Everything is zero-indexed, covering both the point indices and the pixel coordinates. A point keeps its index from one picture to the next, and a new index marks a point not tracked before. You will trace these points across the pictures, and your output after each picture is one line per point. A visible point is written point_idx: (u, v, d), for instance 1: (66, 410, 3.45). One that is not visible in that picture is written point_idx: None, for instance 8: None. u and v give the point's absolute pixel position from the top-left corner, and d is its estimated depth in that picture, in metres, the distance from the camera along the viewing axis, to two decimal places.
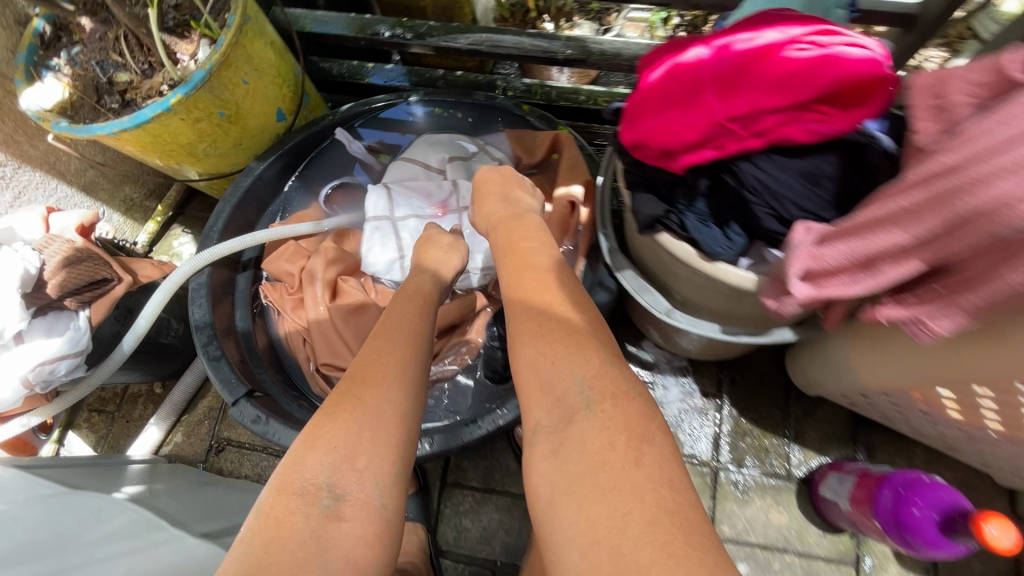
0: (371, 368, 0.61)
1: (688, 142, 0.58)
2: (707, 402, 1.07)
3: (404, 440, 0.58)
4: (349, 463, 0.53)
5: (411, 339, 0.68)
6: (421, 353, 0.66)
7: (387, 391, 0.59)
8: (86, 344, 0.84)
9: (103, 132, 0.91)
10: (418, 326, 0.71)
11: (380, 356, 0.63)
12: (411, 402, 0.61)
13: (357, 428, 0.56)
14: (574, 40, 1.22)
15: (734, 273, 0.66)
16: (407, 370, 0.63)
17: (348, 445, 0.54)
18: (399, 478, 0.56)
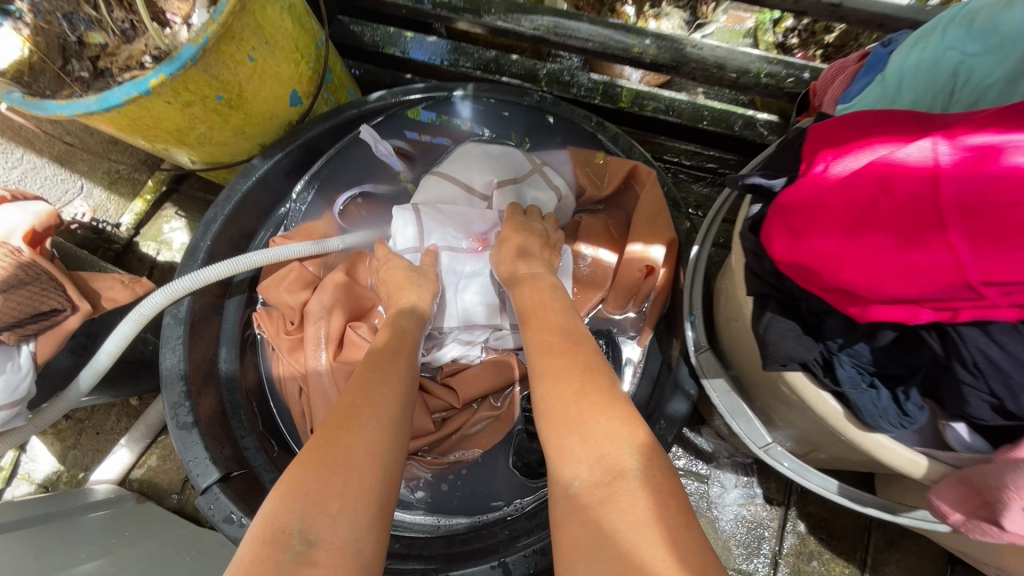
0: (349, 404, 0.51)
1: (903, 293, 0.38)
2: (771, 511, 0.89)
3: (387, 481, 0.47)
4: (317, 508, 0.42)
5: (398, 366, 0.59)
6: (406, 384, 0.58)
7: (367, 425, 0.49)
8: (26, 391, 0.68)
9: (64, 114, 0.70)
10: (403, 354, 0.62)
11: (360, 388, 0.54)
12: (394, 436, 0.51)
13: (330, 466, 0.45)
14: (663, 38, 0.98)
15: (896, 452, 0.48)
16: (391, 403, 0.53)
17: (319, 487, 0.43)
18: (380, 522, 0.45)
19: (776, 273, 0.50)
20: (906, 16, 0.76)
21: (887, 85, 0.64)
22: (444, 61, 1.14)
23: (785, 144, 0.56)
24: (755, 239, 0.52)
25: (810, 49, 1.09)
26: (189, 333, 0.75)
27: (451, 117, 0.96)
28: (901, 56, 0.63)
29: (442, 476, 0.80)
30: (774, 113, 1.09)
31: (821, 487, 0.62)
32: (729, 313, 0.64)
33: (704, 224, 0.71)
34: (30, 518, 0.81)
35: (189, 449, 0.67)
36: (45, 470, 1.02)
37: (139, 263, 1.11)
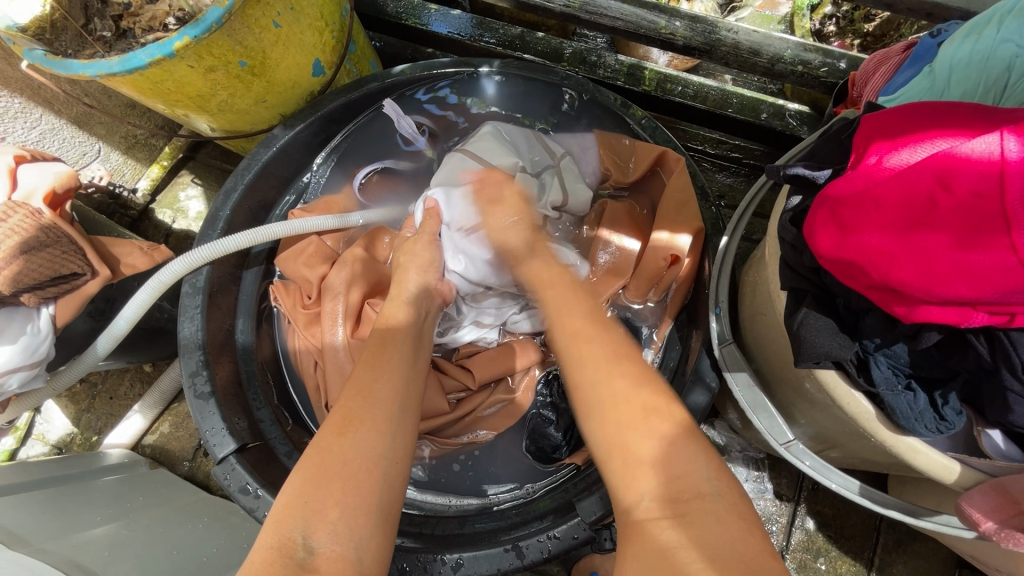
0: (343, 411, 0.53)
1: (955, 294, 0.40)
2: (781, 507, 0.88)
3: (386, 485, 0.49)
4: (317, 517, 0.45)
5: (389, 364, 0.59)
6: (403, 382, 0.58)
7: (361, 430, 0.51)
8: (45, 353, 0.68)
9: (86, 74, 0.68)
10: (394, 347, 0.62)
11: (355, 391, 0.55)
12: (393, 437, 0.53)
13: (328, 476, 0.48)
14: (697, 19, 0.94)
15: (931, 457, 0.48)
16: (388, 404, 0.55)
17: (320, 493, 0.46)
18: (380, 526, 0.47)
19: (815, 268, 0.49)
20: (957, 4, 0.73)
21: (936, 78, 0.59)
22: (467, 35, 1.10)
23: (831, 134, 0.54)
24: (795, 232, 0.51)
25: (847, 38, 1.05)
26: (207, 302, 0.75)
27: (476, 95, 0.94)
28: (952, 46, 0.59)
29: (454, 456, 0.80)
30: (805, 103, 1.06)
31: (842, 486, 0.62)
32: (756, 306, 0.63)
33: (734, 214, 0.70)
34: (49, 477, 0.83)
35: (206, 419, 0.68)
36: (58, 432, 1.03)
37: (154, 230, 1.10)
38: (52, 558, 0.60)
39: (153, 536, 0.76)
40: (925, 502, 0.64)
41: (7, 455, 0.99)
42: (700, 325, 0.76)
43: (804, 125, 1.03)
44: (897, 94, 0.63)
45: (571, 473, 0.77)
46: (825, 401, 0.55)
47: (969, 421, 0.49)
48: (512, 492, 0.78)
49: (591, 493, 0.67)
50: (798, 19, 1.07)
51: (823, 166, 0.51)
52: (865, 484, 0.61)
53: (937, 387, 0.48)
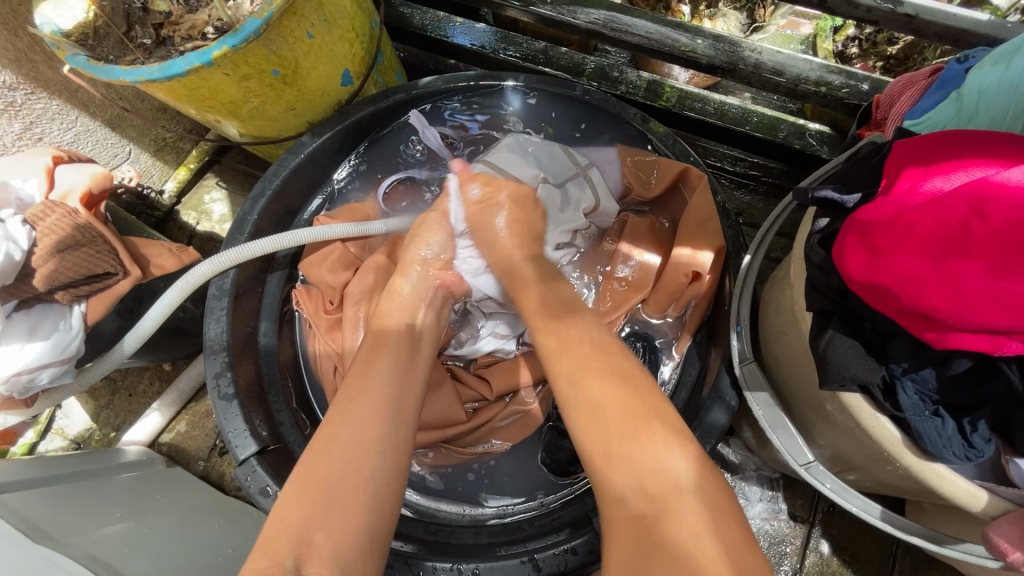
0: (330, 430, 0.55)
1: (986, 320, 0.41)
2: (795, 529, 0.87)
3: (372, 508, 0.51)
4: (305, 540, 0.47)
5: (377, 375, 0.60)
6: (393, 395, 0.59)
7: (346, 450, 0.53)
8: (76, 350, 0.70)
9: (126, 80, 0.70)
10: (381, 357, 0.63)
11: (343, 408, 0.57)
12: (384, 458, 0.54)
13: (314, 497, 0.50)
14: (721, 39, 0.95)
15: (957, 484, 0.47)
16: (377, 421, 0.56)
17: (305, 514, 0.49)
18: (368, 549, 0.50)
19: (841, 290, 0.49)
20: (983, 31, 0.73)
21: (963, 104, 0.59)
22: (490, 48, 1.12)
23: (860, 157, 0.54)
24: (823, 254, 0.51)
25: (869, 60, 1.05)
26: (233, 305, 0.76)
27: (500, 107, 0.96)
28: (981, 72, 0.58)
29: (469, 465, 0.81)
30: (826, 123, 1.06)
31: (862, 510, 0.62)
32: (778, 326, 0.63)
33: (758, 233, 0.70)
34: (69, 472, 0.84)
35: (229, 420, 0.69)
36: (77, 426, 1.05)
37: (179, 231, 1.12)
38: (73, 551, 0.61)
39: (169, 534, 0.77)
40: (945, 529, 0.63)
41: (27, 448, 1.01)
42: (719, 342, 0.76)
43: (824, 145, 1.03)
44: (923, 118, 0.64)
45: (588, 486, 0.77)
46: (848, 423, 0.55)
47: (998, 449, 0.49)
48: (527, 505, 0.79)
49: None
50: (820, 40, 1.09)
51: (852, 190, 0.52)
52: (886, 509, 0.61)
53: (966, 414, 0.48)
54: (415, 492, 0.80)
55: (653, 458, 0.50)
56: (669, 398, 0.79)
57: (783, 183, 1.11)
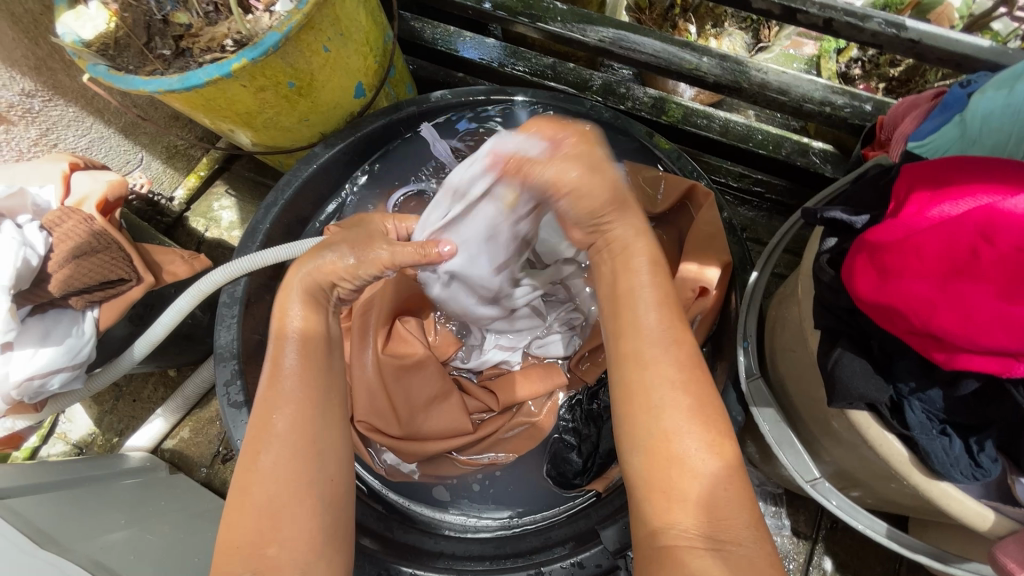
0: (253, 445, 0.52)
1: (996, 343, 0.41)
2: (798, 545, 0.87)
3: (325, 507, 0.51)
4: (261, 557, 0.47)
5: (291, 377, 0.54)
6: (316, 392, 0.54)
7: (278, 458, 0.51)
8: (86, 356, 0.70)
9: (146, 90, 0.72)
10: (287, 352, 0.55)
11: (261, 414, 0.53)
12: (324, 458, 0.52)
13: (257, 516, 0.49)
14: (728, 59, 0.97)
15: (964, 504, 0.48)
16: (306, 423, 0.53)
17: (254, 533, 0.48)
18: (330, 547, 0.50)
19: (850, 309, 0.50)
20: (986, 58, 0.75)
21: (967, 127, 0.60)
22: (496, 62, 1.14)
23: (869, 179, 0.56)
24: (833, 273, 0.52)
25: (872, 81, 1.07)
26: (244, 312, 0.77)
27: (511, 122, 0.97)
28: (984, 97, 0.59)
29: (473, 476, 0.81)
30: (830, 142, 1.07)
31: (868, 527, 0.62)
32: (785, 343, 0.64)
33: (765, 249, 0.72)
34: (73, 477, 0.84)
35: (238, 427, 0.69)
36: (80, 431, 1.05)
37: (188, 237, 1.12)
38: (80, 556, 0.61)
39: (172, 541, 0.77)
40: (948, 547, 0.64)
41: (29, 452, 1.01)
42: (725, 357, 0.77)
43: (827, 163, 1.04)
44: (927, 140, 0.64)
45: (592, 500, 0.77)
46: (855, 441, 0.56)
47: (1003, 469, 0.50)
48: (532, 516, 0.79)
49: (614, 520, 0.68)
50: (824, 61, 1.11)
51: (861, 212, 0.53)
52: (893, 528, 0.62)
53: (973, 433, 0.48)
54: (419, 503, 0.80)
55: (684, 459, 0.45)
56: None
57: (786, 200, 1.12)
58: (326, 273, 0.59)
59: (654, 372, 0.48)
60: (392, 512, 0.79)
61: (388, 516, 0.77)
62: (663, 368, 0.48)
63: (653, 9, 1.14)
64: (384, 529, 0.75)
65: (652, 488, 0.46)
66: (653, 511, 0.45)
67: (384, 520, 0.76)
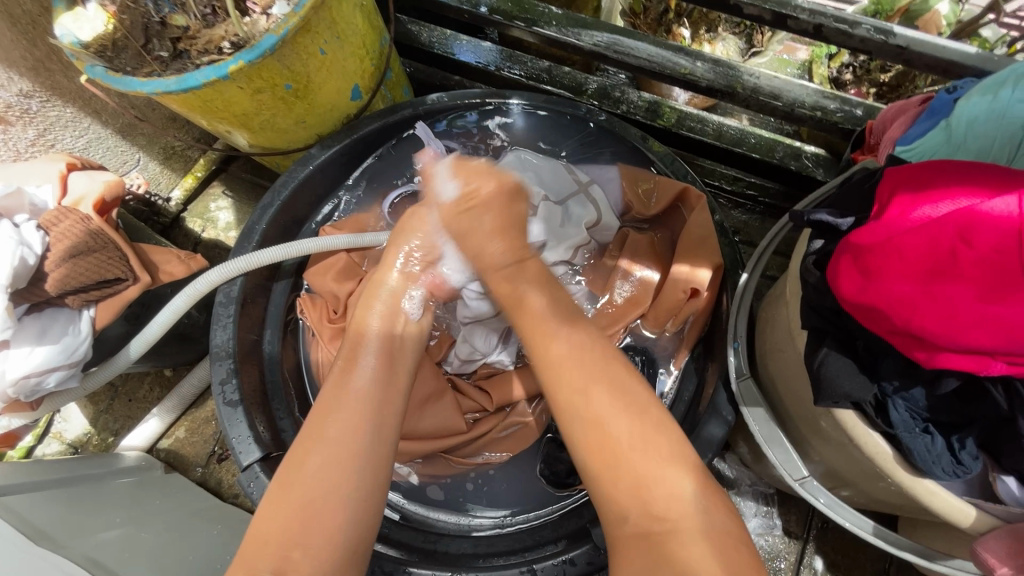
0: (305, 445, 0.56)
1: (973, 342, 0.43)
2: (790, 545, 0.88)
3: (352, 521, 0.52)
4: (283, 557, 0.49)
5: (355, 385, 0.60)
6: (372, 404, 0.59)
7: (322, 459, 0.54)
8: (83, 355, 0.71)
9: (144, 91, 0.72)
10: (363, 359, 0.63)
11: (319, 416, 0.58)
12: (364, 468, 0.55)
13: (291, 511, 0.52)
14: (721, 64, 0.98)
15: (946, 500, 0.49)
16: (356, 430, 0.56)
17: (283, 529, 0.51)
18: (348, 559, 0.51)
19: (835, 310, 0.51)
20: (972, 64, 0.76)
21: (952, 132, 0.61)
22: (492, 65, 1.15)
23: (854, 182, 0.57)
24: (819, 275, 0.53)
25: (863, 87, 1.09)
26: (240, 312, 0.77)
27: (506, 124, 0.98)
28: (969, 102, 0.61)
29: (467, 476, 0.81)
30: (822, 146, 1.08)
31: (855, 526, 0.63)
32: (774, 343, 0.65)
33: (755, 251, 0.72)
34: (69, 476, 0.85)
35: (233, 425, 0.70)
36: (75, 431, 1.05)
37: (184, 238, 1.13)
38: (74, 552, 0.61)
39: (166, 539, 0.77)
40: (935, 545, 0.64)
41: (24, 452, 1.01)
42: (717, 358, 0.78)
43: (819, 167, 1.05)
44: (914, 145, 0.65)
45: (584, 499, 0.78)
46: (842, 440, 0.57)
47: (985, 466, 0.51)
48: (526, 516, 0.80)
49: None
50: (816, 66, 1.12)
51: (847, 214, 0.54)
52: (880, 526, 0.62)
53: (955, 431, 0.49)
54: (414, 503, 0.81)
55: (651, 473, 0.52)
56: (667, 412, 0.80)
57: (780, 203, 1.13)
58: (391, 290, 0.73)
59: (597, 398, 0.56)
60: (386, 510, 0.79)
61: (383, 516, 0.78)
62: (597, 393, 0.57)
63: (648, 14, 1.15)
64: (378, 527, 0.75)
65: (625, 501, 0.52)
66: (625, 518, 0.52)
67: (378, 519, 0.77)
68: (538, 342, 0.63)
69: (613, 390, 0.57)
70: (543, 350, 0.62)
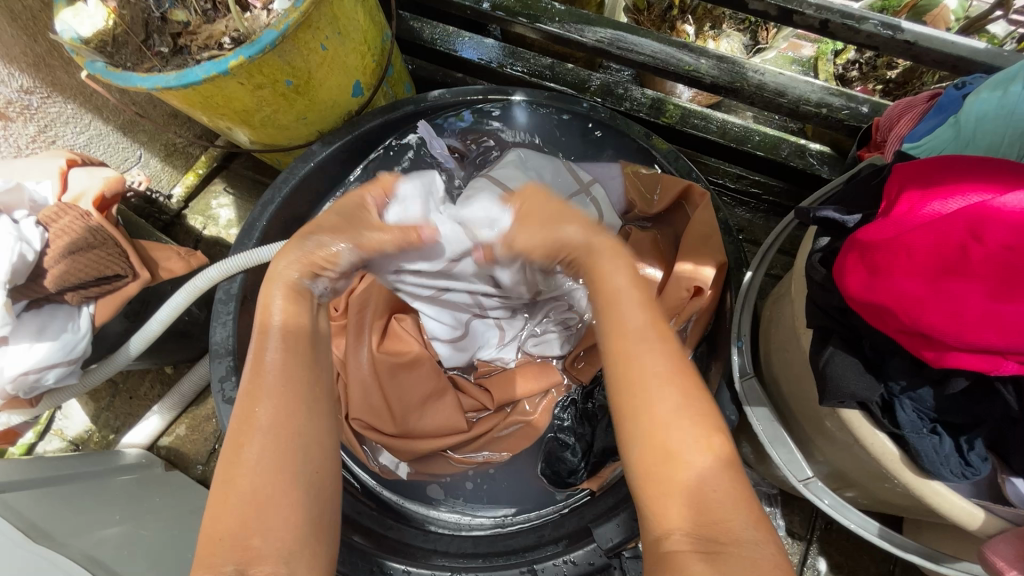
0: (234, 436, 0.48)
1: (983, 342, 0.42)
2: (793, 546, 0.87)
3: (309, 499, 0.48)
4: (243, 551, 0.44)
5: (272, 362, 0.50)
6: (301, 380, 0.51)
7: (259, 445, 0.47)
8: (82, 352, 0.71)
9: (144, 87, 0.72)
10: (266, 337, 0.51)
11: (243, 401, 0.49)
12: (305, 442, 0.49)
13: (240, 505, 0.46)
14: (725, 60, 0.97)
15: (955, 502, 0.48)
16: (287, 409, 0.49)
17: (235, 526, 0.45)
18: (316, 536, 0.47)
19: (841, 308, 0.50)
20: (981, 60, 0.75)
21: (961, 129, 0.60)
22: (494, 62, 1.14)
23: (861, 180, 0.56)
24: (824, 272, 0.52)
25: (869, 83, 1.07)
26: (239, 309, 0.77)
27: (507, 121, 0.97)
28: (978, 98, 0.59)
29: (467, 474, 0.81)
30: (827, 143, 1.07)
31: (861, 527, 0.62)
32: (779, 342, 0.64)
33: (760, 250, 0.72)
34: (69, 473, 0.84)
35: (232, 423, 0.69)
36: (77, 428, 1.05)
37: (186, 235, 1.13)
38: (72, 549, 0.61)
39: (165, 537, 0.76)
40: (941, 547, 0.63)
41: (25, 448, 1.01)
42: (720, 357, 0.77)
43: (825, 165, 1.04)
44: (921, 141, 0.64)
45: (586, 498, 0.77)
46: (848, 441, 0.56)
47: (993, 469, 0.50)
48: (527, 515, 0.79)
49: (607, 519, 0.68)
50: (821, 63, 1.11)
51: (853, 211, 0.53)
52: (886, 528, 0.62)
53: (963, 432, 0.48)
54: (413, 501, 0.81)
55: (675, 449, 0.44)
56: None
57: (783, 202, 1.13)
58: (296, 280, 0.53)
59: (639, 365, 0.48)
60: (386, 509, 0.80)
61: (383, 514, 0.78)
62: (656, 359, 0.48)
63: (651, 10, 1.14)
64: (377, 527, 0.75)
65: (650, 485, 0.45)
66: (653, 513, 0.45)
67: (377, 518, 0.76)
68: (609, 310, 0.51)
69: (658, 361, 0.48)
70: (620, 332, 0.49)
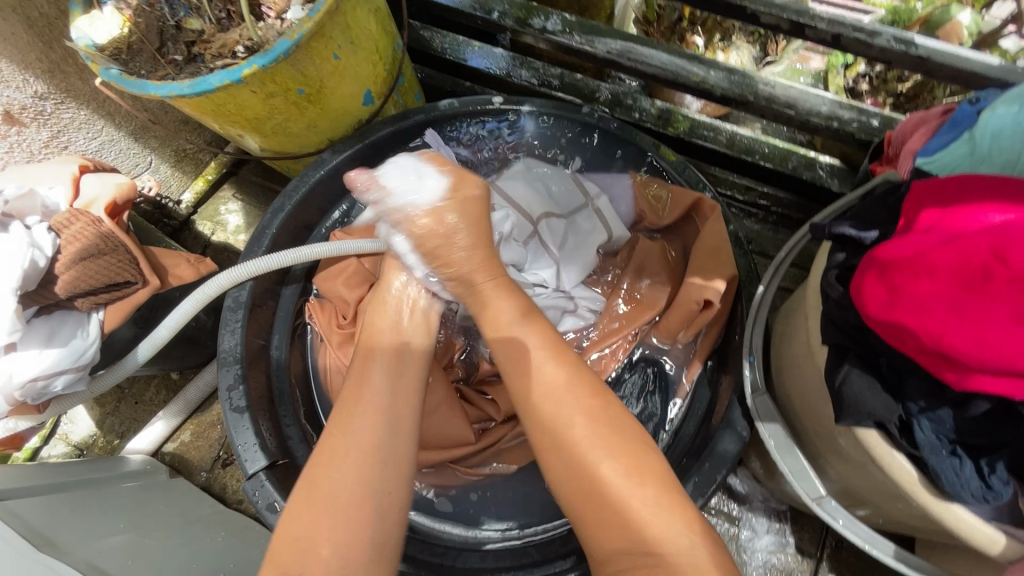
0: (327, 446, 0.55)
1: (1008, 364, 0.41)
2: (802, 564, 0.86)
3: (377, 513, 0.51)
4: (310, 554, 0.48)
5: (372, 387, 0.60)
6: (388, 407, 0.58)
7: (346, 459, 0.53)
8: (90, 358, 0.70)
9: (158, 94, 0.72)
10: (374, 372, 0.62)
11: (340, 415, 0.58)
12: (380, 468, 0.53)
13: (320, 513, 0.50)
14: (738, 73, 0.96)
15: (974, 525, 0.48)
16: (378, 429, 0.56)
17: (308, 527, 0.49)
18: (373, 565, 0.49)
19: (859, 326, 0.50)
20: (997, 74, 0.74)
21: (977, 144, 0.59)
22: (503, 70, 1.13)
23: (879, 196, 0.56)
24: (842, 290, 0.52)
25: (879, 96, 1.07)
26: (248, 317, 0.76)
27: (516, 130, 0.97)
28: (993, 114, 0.59)
29: (472, 486, 0.80)
30: (836, 155, 1.06)
31: (874, 547, 0.62)
32: (791, 358, 0.63)
33: (773, 264, 0.71)
34: (73, 479, 0.84)
35: (240, 432, 0.69)
36: (81, 433, 1.04)
37: (194, 241, 1.13)
38: (75, 557, 0.60)
39: (168, 545, 0.76)
40: (956, 569, 0.62)
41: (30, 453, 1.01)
42: (730, 370, 0.77)
43: (834, 177, 1.04)
44: (934, 156, 0.63)
45: None
46: (862, 459, 0.55)
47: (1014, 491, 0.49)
48: (532, 525, 0.79)
49: None
50: (831, 75, 1.10)
51: (870, 227, 0.53)
52: (902, 548, 0.61)
53: (984, 454, 0.48)
54: (420, 513, 0.79)
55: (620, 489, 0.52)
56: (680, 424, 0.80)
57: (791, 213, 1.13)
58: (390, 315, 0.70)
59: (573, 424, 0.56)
60: None
61: None
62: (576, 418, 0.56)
63: (661, 21, 1.16)
64: None
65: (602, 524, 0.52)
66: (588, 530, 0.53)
67: None
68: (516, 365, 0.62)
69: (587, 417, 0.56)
70: (526, 375, 0.60)
